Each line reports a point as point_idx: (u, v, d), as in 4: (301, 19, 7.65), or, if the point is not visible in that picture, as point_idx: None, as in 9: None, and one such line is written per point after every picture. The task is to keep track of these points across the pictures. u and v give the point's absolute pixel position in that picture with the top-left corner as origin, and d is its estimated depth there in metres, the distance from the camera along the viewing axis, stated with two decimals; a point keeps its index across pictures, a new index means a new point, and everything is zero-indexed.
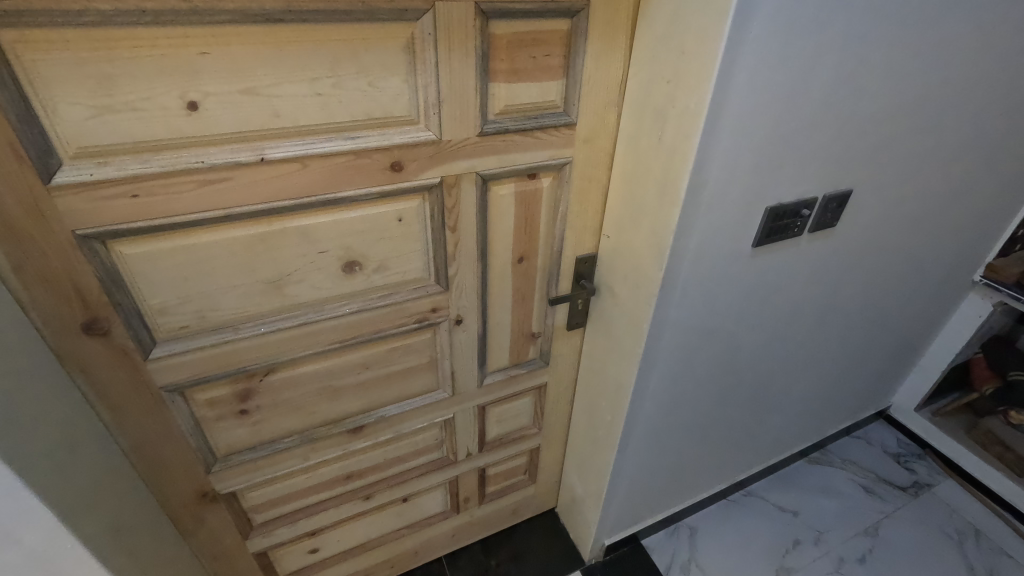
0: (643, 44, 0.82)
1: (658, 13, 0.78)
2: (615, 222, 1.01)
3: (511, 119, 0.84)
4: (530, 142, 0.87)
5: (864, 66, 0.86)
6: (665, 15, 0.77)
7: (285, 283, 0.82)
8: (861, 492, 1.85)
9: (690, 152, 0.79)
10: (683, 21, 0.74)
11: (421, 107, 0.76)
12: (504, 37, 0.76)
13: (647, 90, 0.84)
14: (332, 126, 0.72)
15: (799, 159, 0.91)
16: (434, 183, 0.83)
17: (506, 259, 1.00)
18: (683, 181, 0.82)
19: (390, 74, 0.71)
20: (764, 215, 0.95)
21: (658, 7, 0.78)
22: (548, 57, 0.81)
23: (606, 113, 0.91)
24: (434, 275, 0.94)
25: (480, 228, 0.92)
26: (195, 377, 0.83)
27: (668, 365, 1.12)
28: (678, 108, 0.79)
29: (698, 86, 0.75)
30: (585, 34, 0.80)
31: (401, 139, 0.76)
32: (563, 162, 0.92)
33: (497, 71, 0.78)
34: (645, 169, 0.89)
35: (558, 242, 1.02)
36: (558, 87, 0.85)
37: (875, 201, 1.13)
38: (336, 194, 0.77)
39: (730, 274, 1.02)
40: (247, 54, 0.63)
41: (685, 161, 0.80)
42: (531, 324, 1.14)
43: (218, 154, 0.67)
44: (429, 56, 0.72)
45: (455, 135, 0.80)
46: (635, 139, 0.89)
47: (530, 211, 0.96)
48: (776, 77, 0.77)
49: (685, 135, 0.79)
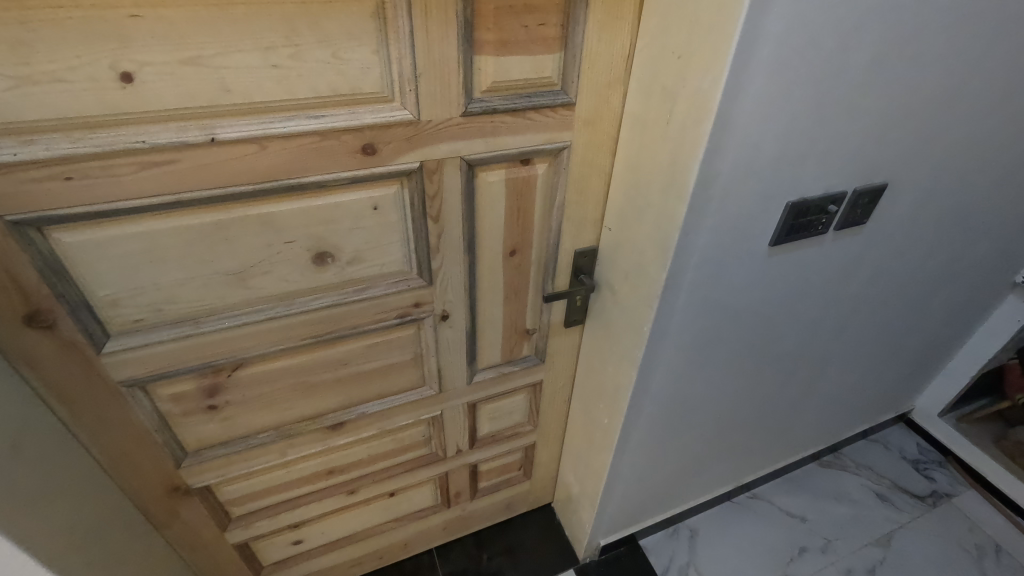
0: (651, 12, 0.72)
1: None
2: (616, 214, 0.92)
3: (500, 98, 0.74)
4: (523, 124, 0.78)
5: (909, 41, 0.75)
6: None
7: (249, 276, 0.75)
8: (874, 500, 1.76)
9: (703, 139, 0.69)
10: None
11: (395, 83, 0.67)
12: (491, 2, 0.66)
13: (654, 67, 0.74)
14: (293, 102, 0.63)
15: (827, 149, 0.81)
16: (412, 168, 0.74)
17: (496, 253, 0.92)
18: (691, 173, 0.72)
19: (358, 43, 0.62)
20: (785, 211, 0.85)
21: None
22: (543, 27, 0.70)
23: (611, 93, 0.81)
24: (416, 268, 0.87)
25: (466, 218, 0.84)
26: (156, 372, 0.78)
27: (671, 369, 1.04)
28: (690, 87, 0.68)
29: (713, 62, 0.64)
30: (585, 1, 0.70)
31: (373, 119, 0.68)
32: (561, 147, 0.83)
33: (483, 43, 0.69)
34: (651, 156, 0.79)
35: (555, 235, 0.94)
36: (555, 62, 0.75)
37: (910, 196, 1.02)
38: (300, 179, 0.69)
39: (742, 275, 0.92)
40: (187, 18, 0.54)
41: (696, 149, 0.70)
42: (525, 321, 1.07)
43: (161, 134, 0.60)
44: (402, 24, 0.63)
45: (435, 116, 0.71)
46: (640, 123, 0.80)
47: (523, 200, 0.87)
48: (804, 55, 0.67)
49: (696, 120, 0.69)
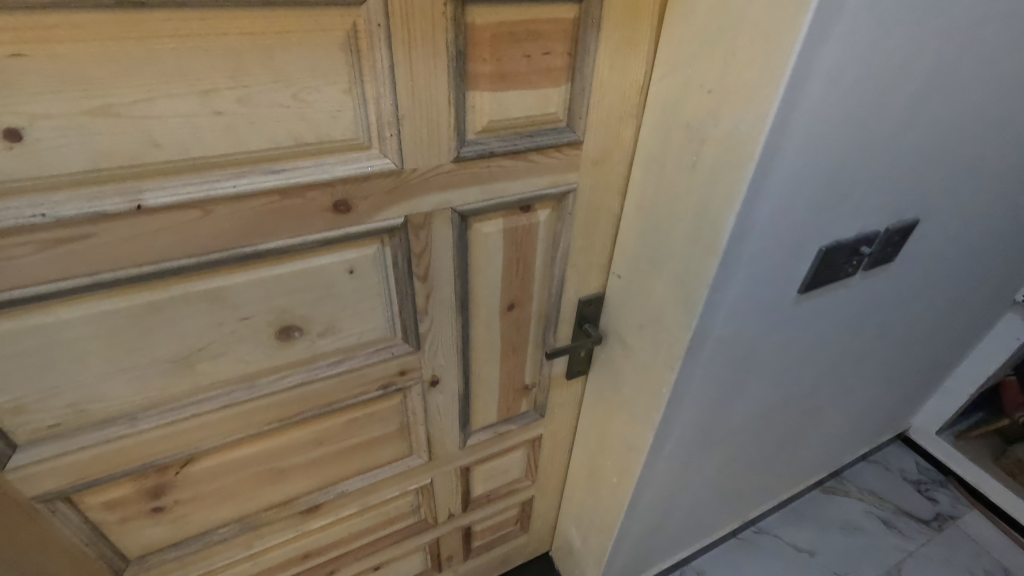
0: (672, 38, 0.61)
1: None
2: (628, 261, 0.81)
3: (497, 139, 0.63)
4: (524, 168, 0.66)
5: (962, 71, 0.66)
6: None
7: (197, 360, 0.61)
8: (881, 527, 1.70)
9: (742, 188, 0.58)
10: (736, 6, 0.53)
11: (373, 128, 0.55)
12: (487, 29, 0.55)
13: (677, 101, 0.63)
14: (244, 156, 0.50)
15: (866, 189, 0.71)
16: (396, 224, 0.62)
17: (492, 309, 0.80)
18: (726, 225, 0.62)
19: (324, 82, 0.50)
20: (817, 256, 0.76)
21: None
22: (548, 56, 0.59)
23: (622, 128, 0.70)
24: (401, 333, 0.74)
25: (459, 275, 0.72)
26: (83, 480, 0.63)
27: (689, 426, 0.93)
28: (724, 128, 0.58)
29: (756, 100, 0.54)
30: (597, 25, 0.59)
31: (347, 171, 0.55)
32: (566, 190, 0.72)
33: (477, 76, 0.57)
34: (673, 201, 0.68)
35: (557, 284, 0.83)
36: (560, 96, 0.64)
37: (940, 230, 0.93)
38: (257, 247, 0.56)
39: (768, 324, 0.83)
40: (94, 56, 0.41)
41: (732, 199, 0.60)
42: (524, 376, 0.95)
43: (69, 203, 0.46)
44: (380, 57, 0.51)
45: (421, 163, 0.59)
46: (658, 163, 0.69)
47: (523, 249, 0.76)
48: (855, 90, 0.58)
49: (733, 166, 0.59)
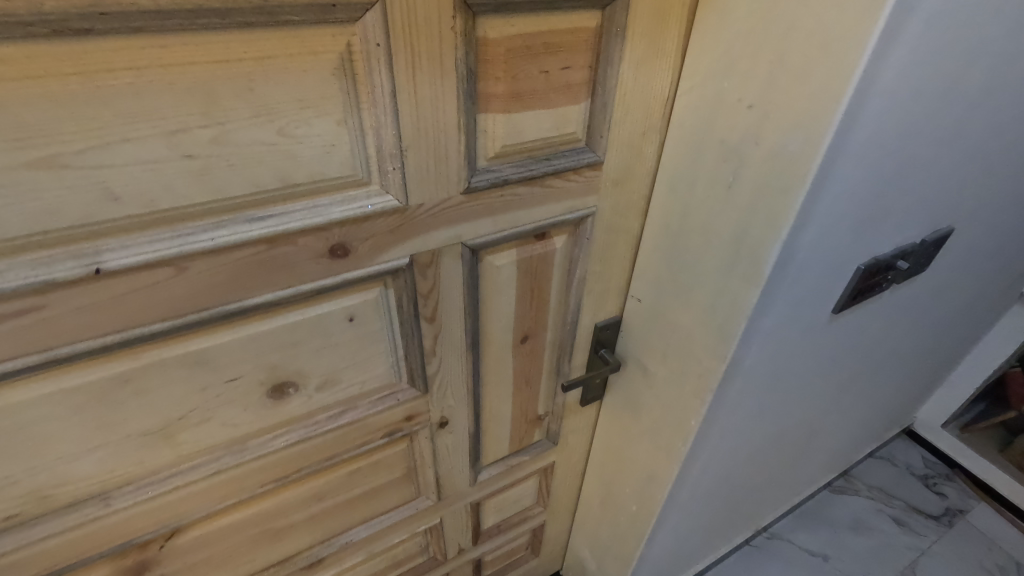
0: (702, 46, 0.55)
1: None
2: (649, 286, 0.75)
3: (512, 165, 0.55)
4: (541, 194, 0.60)
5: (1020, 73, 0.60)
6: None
7: (179, 429, 0.54)
8: (892, 526, 1.68)
9: (792, 214, 0.52)
10: (785, 11, 0.47)
11: (373, 162, 0.47)
12: (501, 43, 0.47)
13: (710, 116, 0.57)
14: (223, 203, 0.43)
15: (909, 202, 0.66)
16: (401, 265, 0.54)
17: (504, 343, 0.73)
18: (771, 254, 0.56)
19: (314, 113, 0.42)
20: (855, 275, 0.70)
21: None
22: (568, 71, 0.52)
23: (645, 144, 0.64)
24: (408, 377, 0.67)
25: (470, 313, 0.65)
26: (52, 569, 0.56)
27: (714, 452, 0.88)
28: (770, 147, 0.52)
29: (811, 117, 0.48)
30: (621, 34, 0.52)
31: (344, 212, 0.48)
32: (585, 214, 0.65)
33: (489, 97, 0.50)
34: (704, 225, 0.62)
35: (574, 312, 0.76)
36: (579, 114, 0.57)
37: (972, 235, 0.88)
38: (242, 303, 0.48)
39: (800, 346, 0.77)
40: (29, 97, 0.33)
41: (779, 225, 0.54)
42: (537, 407, 0.88)
43: (11, 273, 0.38)
44: (379, 81, 0.43)
45: (428, 198, 0.52)
46: (684, 182, 0.63)
47: (538, 279, 0.69)
48: (914, 101, 0.51)
49: (779, 190, 0.52)
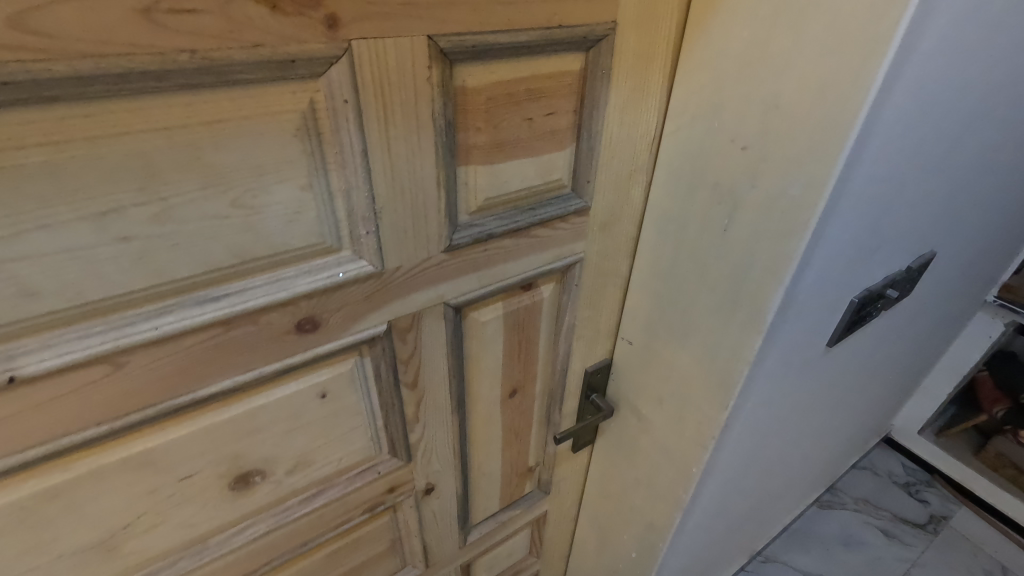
0: (689, 86, 0.52)
1: (720, 37, 0.48)
2: (640, 329, 0.71)
3: (496, 217, 0.51)
4: (527, 245, 0.55)
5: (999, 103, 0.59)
6: (737, 36, 0.47)
7: (126, 539, 0.46)
8: (882, 538, 1.69)
9: (795, 259, 0.50)
10: (778, 51, 0.44)
11: (344, 226, 0.42)
12: (481, 91, 0.43)
13: (700, 157, 0.54)
14: (169, 286, 0.37)
15: (898, 233, 0.64)
16: (378, 333, 0.49)
17: (492, 400, 0.68)
18: (774, 300, 0.53)
19: (275, 179, 0.37)
20: (849, 309, 0.68)
21: (723, 27, 0.48)
22: (552, 117, 0.49)
23: (631, 186, 0.60)
24: (389, 448, 0.61)
25: (455, 374, 0.59)
26: None
27: (714, 495, 0.84)
28: (768, 190, 0.49)
29: (812, 161, 0.45)
30: (606, 77, 0.49)
31: (313, 284, 0.42)
32: (572, 261, 0.62)
33: (470, 148, 0.46)
34: (699, 268, 0.59)
35: (563, 360, 0.72)
36: (565, 159, 0.53)
37: (949, 256, 0.88)
38: (197, 394, 0.42)
39: (797, 382, 0.74)
40: None
41: (781, 270, 0.51)
42: (527, 459, 0.83)
43: None
44: (348, 141, 0.38)
45: (407, 259, 0.47)
46: (675, 224, 0.60)
47: (526, 331, 0.64)
48: (908, 138, 0.50)
49: (779, 234, 0.50)
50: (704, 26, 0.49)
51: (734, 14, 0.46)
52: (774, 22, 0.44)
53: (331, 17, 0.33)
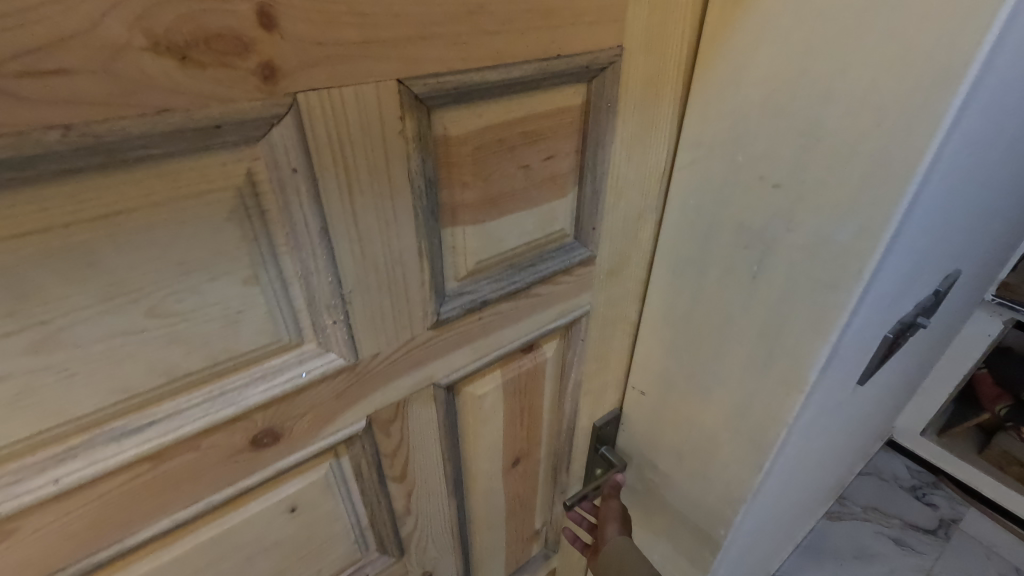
0: (705, 115, 0.45)
1: (743, 60, 0.41)
2: (653, 379, 0.63)
3: (490, 280, 0.43)
4: (527, 305, 0.48)
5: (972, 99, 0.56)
6: (764, 59, 0.40)
7: None
8: (894, 549, 1.49)
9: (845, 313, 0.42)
10: (817, 76, 0.37)
11: (305, 317, 0.34)
12: (467, 140, 0.35)
13: (722, 195, 0.47)
14: (72, 425, 0.28)
15: (942, 261, 0.57)
16: (357, 431, 0.41)
17: (493, 472, 0.59)
18: (818, 356, 0.45)
19: (207, 276, 0.28)
20: (883, 344, 0.61)
21: (746, 49, 0.40)
22: (552, 161, 0.41)
23: (640, 226, 0.53)
24: (378, 547, 0.52)
25: (449, 455, 0.51)
26: None
27: (743, 550, 0.75)
28: (809, 235, 0.42)
29: (865, 202, 0.38)
30: (611, 112, 0.42)
31: (269, 391, 0.34)
32: (577, 315, 0.54)
33: (457, 207, 0.38)
34: (722, 317, 0.52)
35: (569, 418, 0.64)
36: (567, 206, 0.46)
37: (982, 271, 0.81)
38: (127, 542, 0.33)
39: (830, 425, 0.67)
40: None
41: (827, 326, 0.44)
42: (534, 523, 0.74)
43: None
44: (302, 218, 0.30)
45: (387, 343, 0.39)
46: (692, 268, 0.52)
47: (528, 395, 0.56)
48: (976, 165, 0.42)
49: (824, 285, 0.42)
50: (722, 46, 0.42)
51: (760, 33, 0.39)
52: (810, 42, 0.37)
53: (267, 66, 0.25)
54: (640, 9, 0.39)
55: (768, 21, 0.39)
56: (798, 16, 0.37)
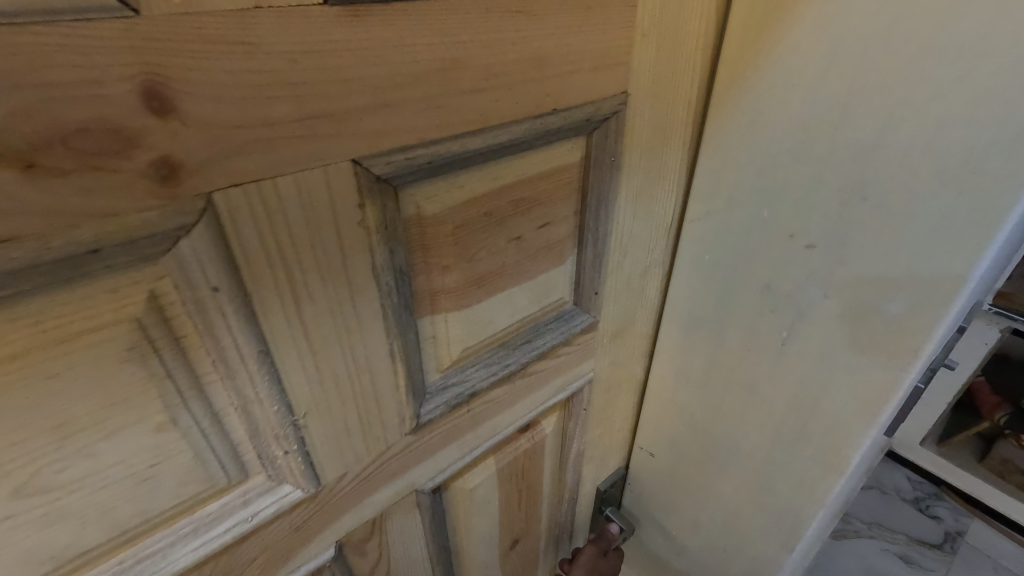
0: (722, 163, 0.39)
1: (770, 103, 0.35)
2: (662, 442, 0.57)
3: (479, 366, 0.36)
4: (523, 387, 0.41)
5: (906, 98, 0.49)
6: (795, 103, 0.34)
7: None
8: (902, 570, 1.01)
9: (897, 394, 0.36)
10: (862, 125, 0.31)
11: (249, 451, 0.27)
12: (446, 218, 0.29)
13: (745, 251, 0.40)
14: None
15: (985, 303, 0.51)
16: (325, 562, 0.34)
17: (489, 559, 0.52)
18: (862, 437, 0.39)
19: (99, 434, 0.21)
20: None
21: (773, 91, 0.34)
22: (548, 227, 0.35)
23: (646, 283, 0.47)
24: None
25: (438, 557, 0.44)
26: None
27: None
28: (852, 305, 0.36)
29: (922, 273, 0.32)
30: (615, 166, 0.36)
31: (203, 550, 0.26)
32: (579, 384, 0.47)
33: (436, 294, 0.31)
34: (745, 384, 0.45)
35: (572, 487, 0.58)
36: (565, 272, 0.39)
37: None
38: None
39: None
40: None
41: (874, 405, 0.38)
42: None
43: None
44: (232, 343, 0.23)
45: (359, 459, 0.32)
46: (707, 328, 0.46)
47: (526, 474, 0.50)
48: None
49: (869, 360, 0.37)
50: (742, 87, 0.36)
51: (790, 74, 0.33)
52: (853, 86, 0.31)
53: (163, 163, 0.18)
54: (649, 47, 0.32)
55: (800, 60, 0.33)
56: (836, 56, 0.31)
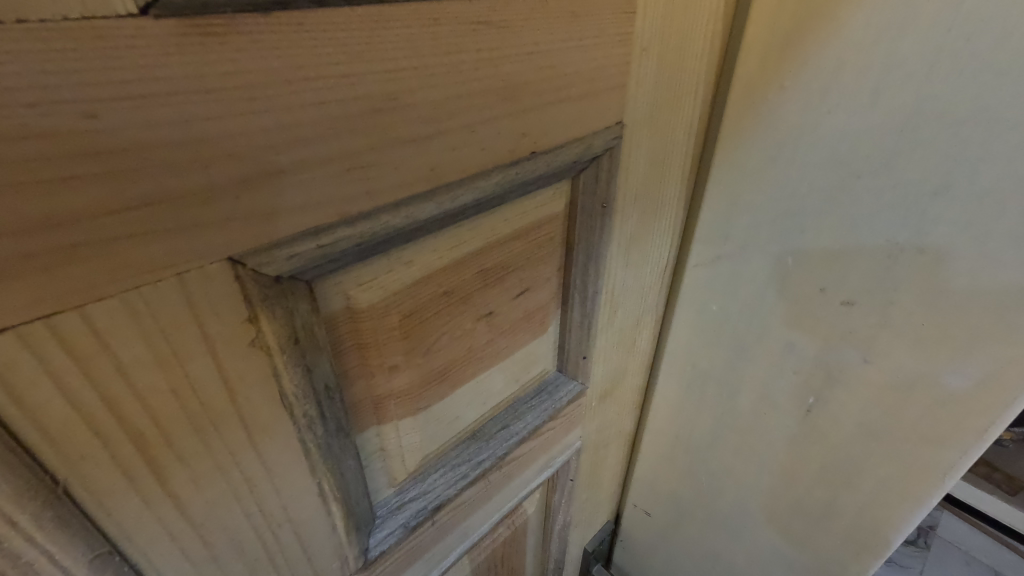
0: (734, 198, 0.32)
1: (796, 132, 0.28)
2: (657, 500, 0.51)
3: (444, 469, 0.29)
4: (500, 478, 0.33)
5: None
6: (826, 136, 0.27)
7: None
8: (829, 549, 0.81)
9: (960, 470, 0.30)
10: (921, 159, 0.25)
11: None
12: (391, 307, 0.21)
13: (762, 302, 0.34)
14: None
15: None
16: None
17: None
18: (907, 521, 0.34)
19: None
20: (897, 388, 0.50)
21: (798, 120, 0.28)
22: (527, 294, 0.27)
23: (639, 333, 0.40)
24: None
25: None
26: None
27: None
28: (899, 373, 0.30)
29: (998, 338, 0.26)
30: (607, 213, 0.28)
31: None
32: (565, 455, 0.40)
33: (384, 400, 0.23)
34: (760, 448, 0.39)
35: (556, 556, 0.51)
36: (546, 337, 0.32)
37: None
38: None
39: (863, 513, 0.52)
40: None
41: (926, 486, 0.32)
42: None
43: None
44: (46, 554, 0.14)
45: None
46: (715, 387, 0.40)
47: (504, 559, 0.42)
48: None
49: (921, 438, 0.31)
50: (757, 114, 0.29)
51: (823, 95, 0.27)
52: (908, 110, 0.25)
53: None
54: (650, 65, 0.25)
55: (835, 83, 0.26)
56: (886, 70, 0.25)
